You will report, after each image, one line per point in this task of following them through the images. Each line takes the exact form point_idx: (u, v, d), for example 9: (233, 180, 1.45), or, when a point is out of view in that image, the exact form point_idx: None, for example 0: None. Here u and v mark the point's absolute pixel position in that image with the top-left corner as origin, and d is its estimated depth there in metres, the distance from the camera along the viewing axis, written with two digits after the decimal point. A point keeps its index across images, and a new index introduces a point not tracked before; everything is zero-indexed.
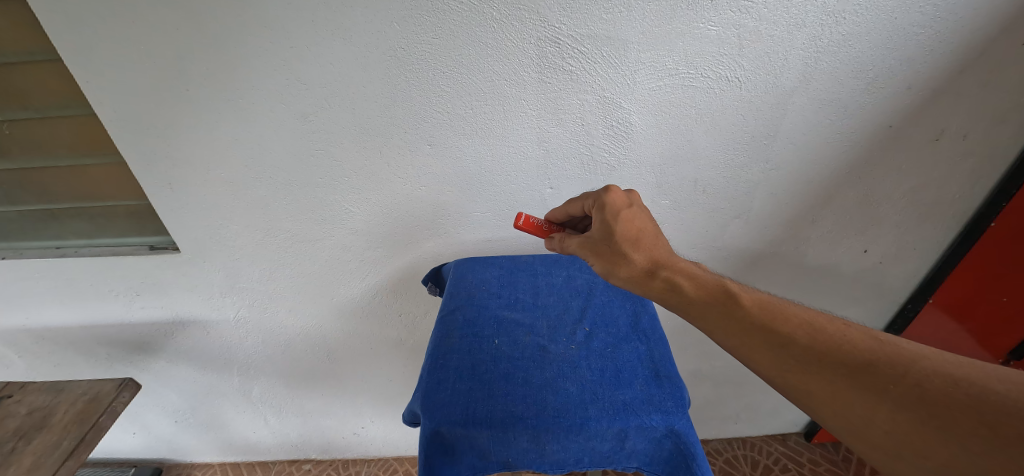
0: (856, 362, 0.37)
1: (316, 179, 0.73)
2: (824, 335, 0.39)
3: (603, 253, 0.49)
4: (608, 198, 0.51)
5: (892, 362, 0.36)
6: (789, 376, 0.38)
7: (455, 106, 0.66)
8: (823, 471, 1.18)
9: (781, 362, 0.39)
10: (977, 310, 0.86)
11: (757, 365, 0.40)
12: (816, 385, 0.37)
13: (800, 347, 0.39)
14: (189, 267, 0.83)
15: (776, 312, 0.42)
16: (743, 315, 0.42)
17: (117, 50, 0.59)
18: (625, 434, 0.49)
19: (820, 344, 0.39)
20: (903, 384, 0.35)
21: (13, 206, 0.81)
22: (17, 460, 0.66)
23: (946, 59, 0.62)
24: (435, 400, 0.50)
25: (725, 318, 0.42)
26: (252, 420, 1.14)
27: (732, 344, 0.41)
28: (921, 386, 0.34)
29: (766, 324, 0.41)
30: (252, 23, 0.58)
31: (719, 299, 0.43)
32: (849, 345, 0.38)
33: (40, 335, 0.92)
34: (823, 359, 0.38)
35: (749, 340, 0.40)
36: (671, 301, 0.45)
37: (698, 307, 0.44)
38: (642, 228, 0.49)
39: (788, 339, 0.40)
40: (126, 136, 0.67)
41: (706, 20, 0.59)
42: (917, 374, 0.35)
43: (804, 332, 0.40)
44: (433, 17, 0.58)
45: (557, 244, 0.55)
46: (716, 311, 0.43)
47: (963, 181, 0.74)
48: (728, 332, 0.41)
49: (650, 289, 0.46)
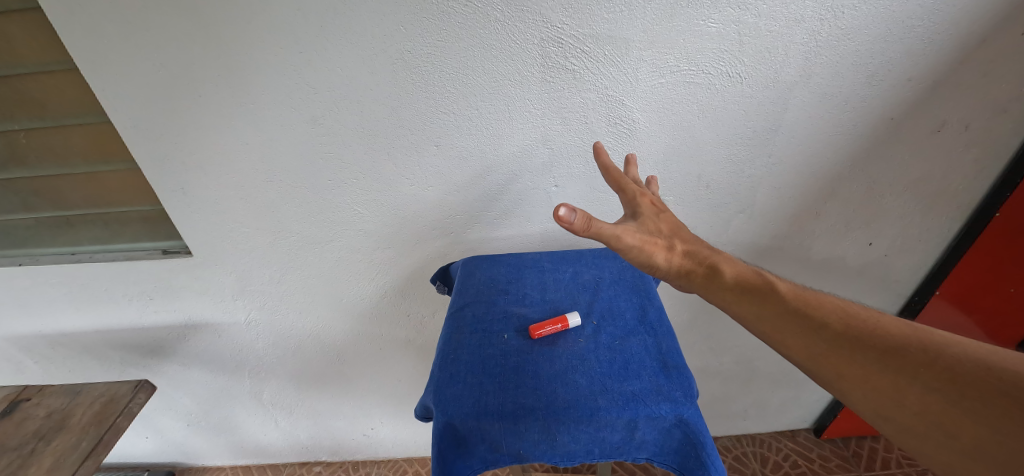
0: (887, 346, 0.39)
1: (325, 181, 0.74)
2: (857, 321, 0.42)
3: (652, 245, 0.49)
4: (639, 200, 0.54)
5: (923, 346, 0.39)
6: (819, 359, 0.41)
7: (461, 106, 0.67)
8: (834, 467, 1.18)
9: (814, 346, 0.41)
10: (983, 301, 0.88)
11: (788, 350, 0.42)
12: (847, 368, 0.39)
13: (832, 331, 0.42)
14: (200, 271, 0.85)
15: (810, 300, 0.45)
16: (777, 301, 0.45)
17: (132, 60, 0.61)
18: (635, 423, 0.50)
19: (852, 328, 0.41)
20: (934, 368, 0.37)
21: (29, 214, 0.83)
22: (39, 460, 0.67)
23: (944, 51, 0.63)
24: (447, 394, 0.51)
25: (763, 305, 0.45)
26: (263, 422, 1.15)
27: (764, 330, 0.44)
28: (953, 369, 0.37)
29: (801, 310, 0.44)
30: (263, 30, 0.60)
31: (757, 286, 0.46)
32: (881, 330, 0.41)
33: (56, 341, 0.93)
34: (855, 343, 0.40)
35: (782, 326, 0.43)
36: (715, 288, 0.48)
37: (737, 293, 0.46)
38: (674, 224, 0.53)
39: (820, 323, 0.42)
40: (141, 143, 0.69)
41: (706, 17, 0.60)
42: (948, 358, 0.37)
43: (837, 317, 0.43)
44: (436, 19, 0.60)
45: (585, 223, 0.44)
46: (753, 297, 0.46)
47: (966, 171, 0.75)
48: (761, 319, 0.44)
49: (692, 279, 0.49)
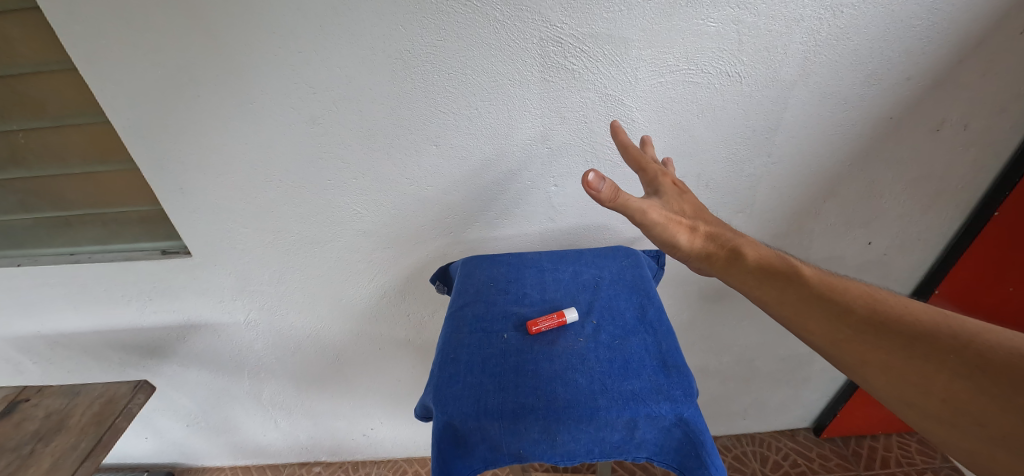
0: (915, 333, 0.41)
1: (324, 181, 0.74)
2: (884, 308, 0.43)
3: (675, 224, 0.51)
4: (659, 180, 0.56)
5: (953, 333, 0.40)
6: (842, 344, 0.42)
7: (460, 105, 0.67)
8: (833, 466, 1.18)
9: (838, 331, 0.43)
10: (983, 300, 0.88)
11: (811, 335, 0.44)
12: (870, 353, 0.41)
13: (858, 316, 0.43)
14: (199, 271, 0.84)
15: (835, 285, 0.46)
16: (800, 286, 0.46)
17: (130, 59, 0.61)
18: (635, 423, 0.50)
19: (878, 314, 0.43)
20: (963, 354, 0.38)
21: (27, 214, 0.82)
22: (38, 461, 0.67)
23: (943, 49, 0.63)
24: (447, 394, 0.51)
25: (786, 289, 0.46)
26: (263, 422, 1.15)
27: (786, 314, 0.45)
28: (983, 356, 0.37)
29: (826, 294, 0.45)
30: (262, 29, 0.60)
31: (781, 269, 0.48)
32: (909, 316, 0.42)
33: (54, 341, 0.93)
34: (881, 329, 0.42)
35: (805, 310, 0.44)
36: (735, 270, 0.49)
37: (758, 276, 0.48)
38: (694, 208, 0.55)
39: (847, 309, 0.44)
40: (139, 143, 0.68)
41: (705, 16, 0.60)
42: (978, 345, 0.38)
43: (863, 303, 0.44)
44: (435, 18, 0.60)
45: (612, 194, 0.46)
46: (775, 281, 0.47)
47: (965, 170, 0.75)
48: (784, 303, 0.46)
49: (712, 262, 0.51)
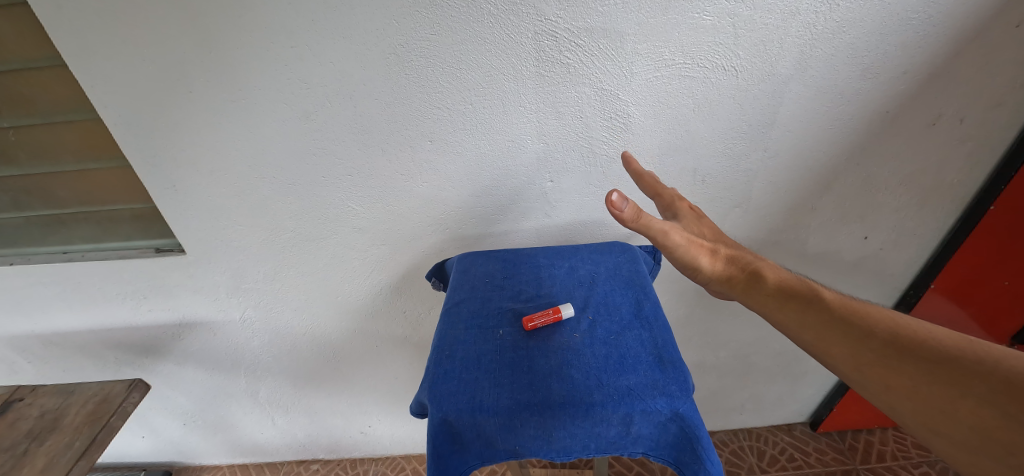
0: (939, 358, 0.40)
1: (319, 177, 0.74)
2: (907, 332, 0.43)
3: (696, 246, 0.51)
4: (677, 203, 0.57)
5: (979, 359, 0.39)
6: (866, 369, 0.42)
7: (454, 101, 0.67)
8: (829, 460, 1.19)
9: (860, 356, 0.42)
10: (977, 294, 0.89)
11: (833, 360, 0.43)
12: (895, 378, 0.40)
13: (880, 340, 0.43)
14: (194, 269, 0.84)
15: (856, 309, 0.46)
16: (821, 310, 0.46)
17: (120, 56, 0.60)
18: (630, 418, 0.50)
19: (901, 339, 0.43)
20: (990, 380, 0.38)
21: (20, 213, 0.82)
22: (32, 460, 0.67)
23: (939, 43, 0.63)
24: (443, 390, 0.51)
25: (806, 313, 0.46)
26: (260, 420, 1.14)
27: (808, 338, 0.45)
28: (1010, 381, 0.37)
29: (846, 318, 0.45)
30: (253, 24, 0.59)
31: (800, 293, 0.48)
32: (932, 341, 0.42)
33: (49, 340, 0.92)
34: (905, 354, 0.41)
35: (828, 336, 0.44)
36: (755, 293, 0.49)
37: (779, 300, 0.48)
38: (711, 232, 0.55)
39: (869, 333, 0.44)
40: (131, 140, 0.68)
41: (701, 10, 0.60)
42: (1005, 371, 0.38)
43: (884, 327, 0.44)
44: (429, 13, 0.59)
45: (635, 215, 0.46)
46: (795, 304, 0.47)
47: (961, 165, 0.75)
48: (804, 327, 0.45)
49: (732, 285, 0.51)
